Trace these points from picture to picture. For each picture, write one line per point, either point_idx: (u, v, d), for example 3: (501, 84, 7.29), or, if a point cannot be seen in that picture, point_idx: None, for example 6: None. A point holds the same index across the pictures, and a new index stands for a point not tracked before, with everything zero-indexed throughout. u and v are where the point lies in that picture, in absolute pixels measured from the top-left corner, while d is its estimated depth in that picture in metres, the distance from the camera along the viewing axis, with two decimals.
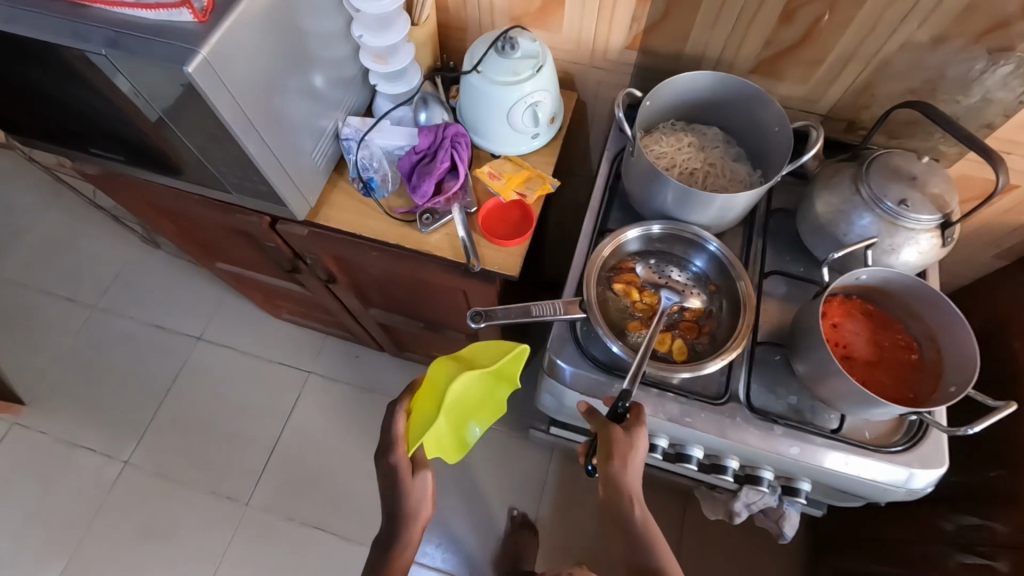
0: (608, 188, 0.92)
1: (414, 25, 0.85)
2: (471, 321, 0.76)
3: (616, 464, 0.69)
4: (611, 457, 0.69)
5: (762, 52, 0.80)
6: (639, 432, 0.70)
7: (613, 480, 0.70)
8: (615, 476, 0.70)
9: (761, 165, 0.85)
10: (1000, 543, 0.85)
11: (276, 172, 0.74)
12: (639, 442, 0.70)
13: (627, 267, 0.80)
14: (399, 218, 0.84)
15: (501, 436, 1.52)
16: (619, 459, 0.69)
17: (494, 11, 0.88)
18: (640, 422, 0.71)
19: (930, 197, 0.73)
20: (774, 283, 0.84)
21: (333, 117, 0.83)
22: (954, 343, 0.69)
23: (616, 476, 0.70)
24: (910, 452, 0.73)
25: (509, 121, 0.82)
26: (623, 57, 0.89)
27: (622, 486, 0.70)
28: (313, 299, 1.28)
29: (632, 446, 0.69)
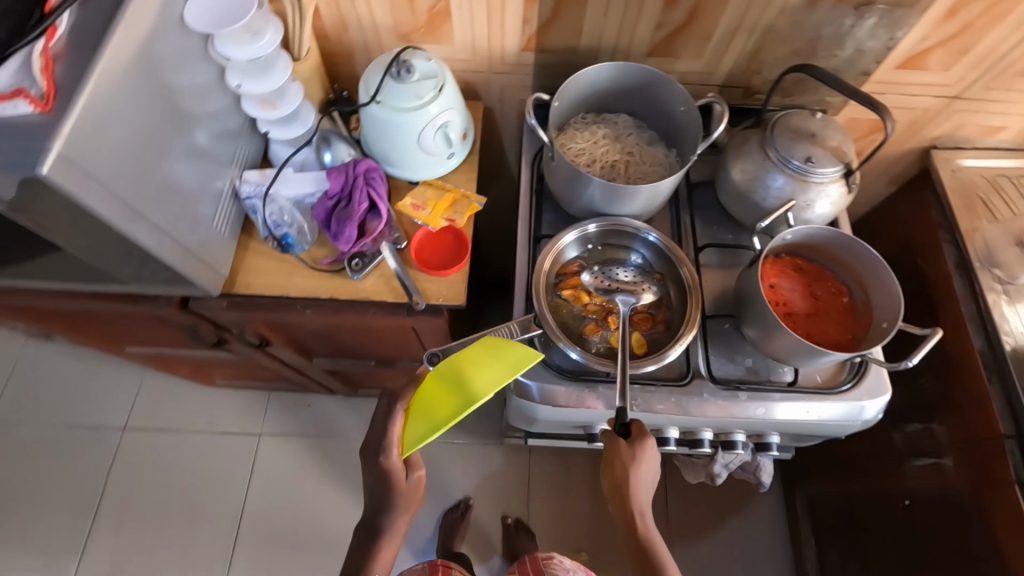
0: (535, 193, 0.90)
1: (296, 60, 0.78)
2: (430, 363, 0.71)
3: (619, 474, 0.72)
4: (614, 469, 0.72)
5: (655, 34, 0.81)
6: (645, 446, 0.71)
7: (617, 487, 0.73)
8: (619, 484, 0.72)
9: (675, 144, 0.87)
10: (941, 440, 0.95)
11: (176, 253, 0.66)
12: (643, 456, 0.71)
13: (571, 271, 0.81)
14: (325, 269, 0.79)
15: (476, 449, 1.49)
16: (623, 471, 0.71)
17: (378, 31, 0.82)
18: (646, 436, 0.71)
19: (830, 150, 0.78)
20: (709, 255, 0.87)
21: (228, 177, 0.75)
22: (878, 282, 0.75)
23: (619, 483, 0.72)
24: (859, 386, 0.77)
25: (420, 146, 0.78)
26: (521, 58, 0.87)
27: (625, 492, 0.72)
28: (247, 362, 1.18)
29: (635, 459, 0.71)
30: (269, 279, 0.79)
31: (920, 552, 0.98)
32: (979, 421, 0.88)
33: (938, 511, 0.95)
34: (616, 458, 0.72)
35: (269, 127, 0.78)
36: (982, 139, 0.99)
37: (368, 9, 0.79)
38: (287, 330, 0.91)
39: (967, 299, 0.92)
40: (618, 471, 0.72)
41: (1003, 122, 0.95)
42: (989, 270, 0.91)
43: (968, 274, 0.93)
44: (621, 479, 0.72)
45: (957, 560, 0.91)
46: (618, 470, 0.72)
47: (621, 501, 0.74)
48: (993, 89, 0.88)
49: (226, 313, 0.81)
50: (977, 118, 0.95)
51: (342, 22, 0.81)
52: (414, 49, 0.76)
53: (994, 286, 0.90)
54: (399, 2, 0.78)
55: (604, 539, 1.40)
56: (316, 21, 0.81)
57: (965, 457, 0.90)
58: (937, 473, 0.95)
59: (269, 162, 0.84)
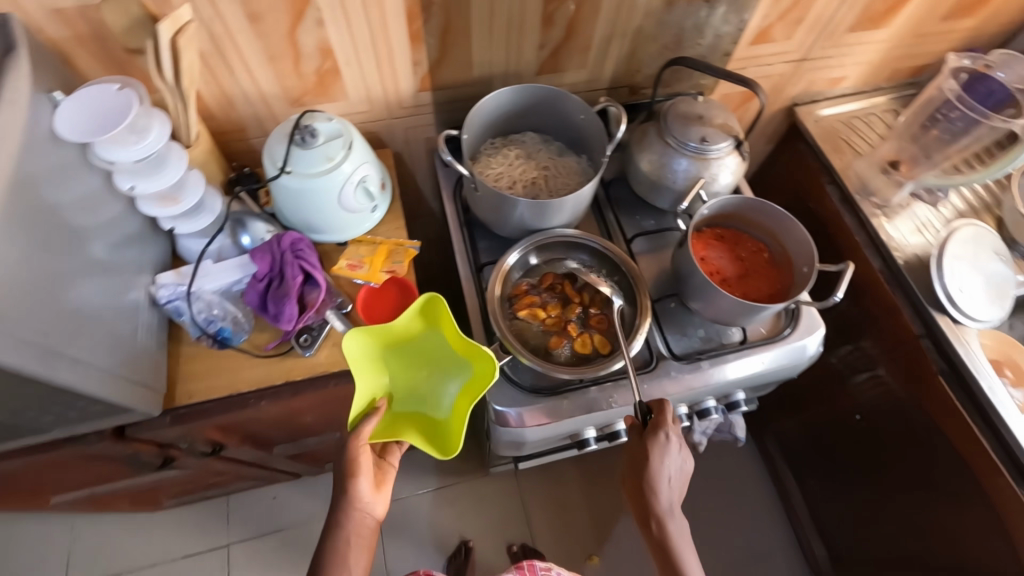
0: (464, 225, 0.91)
1: (187, 147, 0.74)
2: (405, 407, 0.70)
3: (638, 462, 0.73)
4: (634, 455, 0.73)
5: (540, 54, 0.86)
6: (664, 434, 0.71)
7: (638, 477, 0.74)
8: (639, 474, 0.73)
9: (583, 150, 0.92)
10: (871, 354, 1.06)
11: (103, 382, 0.59)
12: (662, 447, 0.71)
13: (522, 289, 0.83)
14: (273, 353, 0.75)
15: (463, 487, 1.46)
16: (643, 462, 0.72)
17: (268, 101, 0.80)
18: (666, 424, 0.72)
19: (719, 127, 0.85)
20: (639, 243, 0.92)
21: (142, 285, 0.70)
22: (789, 235, 0.83)
23: (639, 473, 0.73)
24: (798, 328, 0.85)
25: (341, 206, 0.77)
26: (419, 99, 0.88)
27: (645, 484, 0.73)
28: (198, 474, 1.07)
29: (654, 450, 0.71)
30: (213, 381, 0.73)
31: (883, 456, 1.09)
32: (896, 330, 0.99)
33: (885, 415, 1.06)
34: (637, 442, 0.73)
35: (174, 222, 0.73)
36: (830, 90, 1.14)
37: (252, 82, 0.76)
38: (241, 428, 0.84)
39: (857, 227, 1.05)
40: (637, 459, 0.73)
41: (843, 72, 1.09)
42: (868, 199, 1.03)
43: (852, 206, 1.06)
44: (641, 468, 0.73)
45: (914, 454, 1.01)
46: (636, 455, 0.73)
47: (638, 491, 0.74)
48: (829, 47, 1.02)
49: (172, 430, 0.74)
50: (823, 73, 1.08)
51: (227, 100, 0.78)
52: (313, 112, 0.74)
53: (875, 211, 1.02)
54: (284, 69, 0.76)
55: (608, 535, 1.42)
56: (198, 103, 0.77)
57: (893, 361, 1.01)
58: (876, 383, 1.06)
59: (181, 257, 0.79)
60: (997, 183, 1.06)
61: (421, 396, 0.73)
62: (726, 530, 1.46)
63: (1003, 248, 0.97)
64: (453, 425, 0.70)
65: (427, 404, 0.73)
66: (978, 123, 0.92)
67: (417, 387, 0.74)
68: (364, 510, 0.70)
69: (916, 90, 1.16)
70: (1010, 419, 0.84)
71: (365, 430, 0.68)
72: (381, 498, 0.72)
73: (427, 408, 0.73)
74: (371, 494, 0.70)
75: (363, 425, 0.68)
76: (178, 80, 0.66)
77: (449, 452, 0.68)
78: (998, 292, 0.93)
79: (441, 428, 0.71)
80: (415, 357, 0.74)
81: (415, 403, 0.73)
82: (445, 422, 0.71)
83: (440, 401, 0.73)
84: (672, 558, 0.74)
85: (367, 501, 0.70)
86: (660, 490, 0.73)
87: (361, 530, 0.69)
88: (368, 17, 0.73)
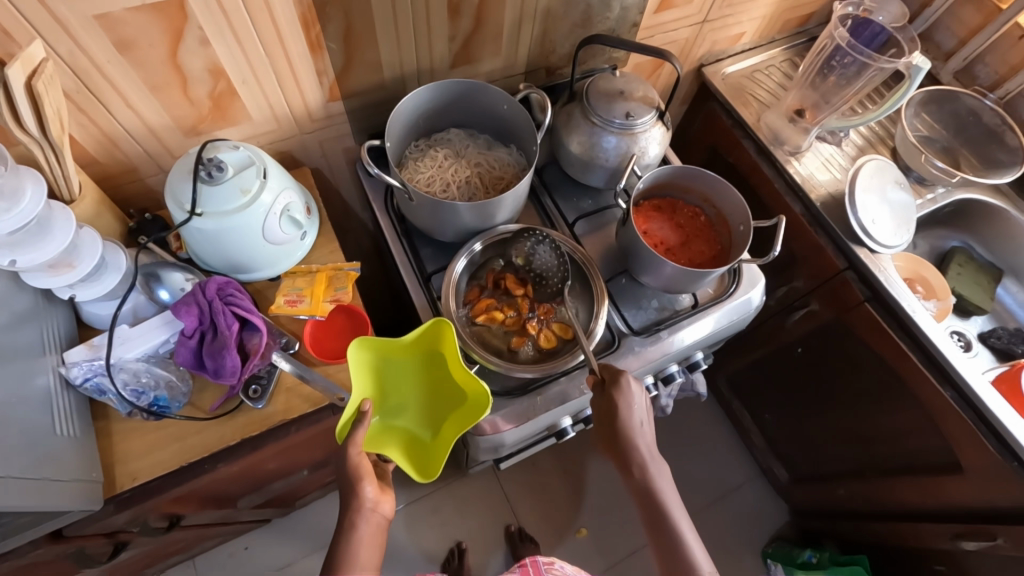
0: (402, 235, 0.87)
1: (71, 203, 0.65)
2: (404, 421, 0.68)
3: (607, 417, 0.73)
4: (605, 412, 0.73)
5: (451, 47, 0.82)
6: (624, 385, 0.72)
7: (610, 428, 0.75)
8: (612, 427, 0.74)
9: (511, 141, 0.90)
10: (803, 291, 1.13)
11: (28, 490, 0.52)
12: (627, 395, 0.72)
13: (475, 296, 0.80)
14: (220, 412, 0.69)
15: (443, 492, 1.44)
16: (613, 416, 0.73)
17: (159, 135, 0.71)
18: (623, 374, 0.73)
19: (641, 99, 0.85)
20: (582, 225, 0.92)
21: (49, 368, 0.60)
22: (720, 196, 0.86)
23: (611, 426, 0.74)
24: (742, 283, 0.89)
25: (267, 240, 0.70)
26: (330, 109, 0.82)
27: (619, 432, 0.74)
28: (155, 550, 0.97)
29: (618, 401, 0.72)
30: (157, 456, 0.66)
31: (827, 381, 1.18)
32: (823, 266, 1.06)
33: (823, 345, 1.14)
34: (602, 401, 0.73)
35: (73, 289, 0.64)
36: (731, 47, 1.18)
37: (136, 116, 0.68)
38: (198, 495, 0.77)
39: (776, 175, 1.10)
40: (606, 416, 0.74)
41: (741, 28, 1.13)
42: (782, 149, 1.09)
43: (768, 156, 1.11)
44: (613, 421, 0.73)
45: (853, 376, 1.10)
46: (604, 414, 0.74)
47: (615, 442, 0.76)
48: (726, 8, 1.04)
49: (119, 518, 0.66)
50: (723, 32, 1.12)
51: (109, 140, 0.69)
52: (215, 142, 0.68)
53: (789, 159, 1.08)
54: (170, 98, 0.68)
55: (592, 505, 1.46)
56: (73, 149, 0.67)
57: (822, 294, 1.09)
58: (811, 318, 1.14)
59: (90, 324, 0.70)
60: (887, 117, 1.15)
61: (408, 411, 0.69)
62: (696, 475, 1.54)
63: (901, 176, 1.06)
64: (437, 449, 0.66)
65: (414, 422, 0.68)
66: (867, 64, 0.98)
67: (409, 401, 0.69)
68: (371, 510, 0.68)
69: (806, 38, 1.23)
70: (932, 332, 0.93)
71: (356, 438, 0.64)
72: (388, 497, 0.70)
73: (414, 427, 0.68)
74: (376, 495, 0.68)
75: (355, 433, 0.64)
76: (44, 129, 0.57)
77: (428, 476, 0.64)
78: (904, 218, 1.01)
79: (423, 451, 0.66)
80: (415, 372, 0.70)
81: (402, 418, 0.69)
82: (430, 443, 0.67)
83: (430, 421, 0.68)
84: (655, 500, 0.76)
85: (373, 502, 0.68)
86: (634, 433, 0.74)
87: (371, 530, 0.68)
88: (259, 29, 0.66)
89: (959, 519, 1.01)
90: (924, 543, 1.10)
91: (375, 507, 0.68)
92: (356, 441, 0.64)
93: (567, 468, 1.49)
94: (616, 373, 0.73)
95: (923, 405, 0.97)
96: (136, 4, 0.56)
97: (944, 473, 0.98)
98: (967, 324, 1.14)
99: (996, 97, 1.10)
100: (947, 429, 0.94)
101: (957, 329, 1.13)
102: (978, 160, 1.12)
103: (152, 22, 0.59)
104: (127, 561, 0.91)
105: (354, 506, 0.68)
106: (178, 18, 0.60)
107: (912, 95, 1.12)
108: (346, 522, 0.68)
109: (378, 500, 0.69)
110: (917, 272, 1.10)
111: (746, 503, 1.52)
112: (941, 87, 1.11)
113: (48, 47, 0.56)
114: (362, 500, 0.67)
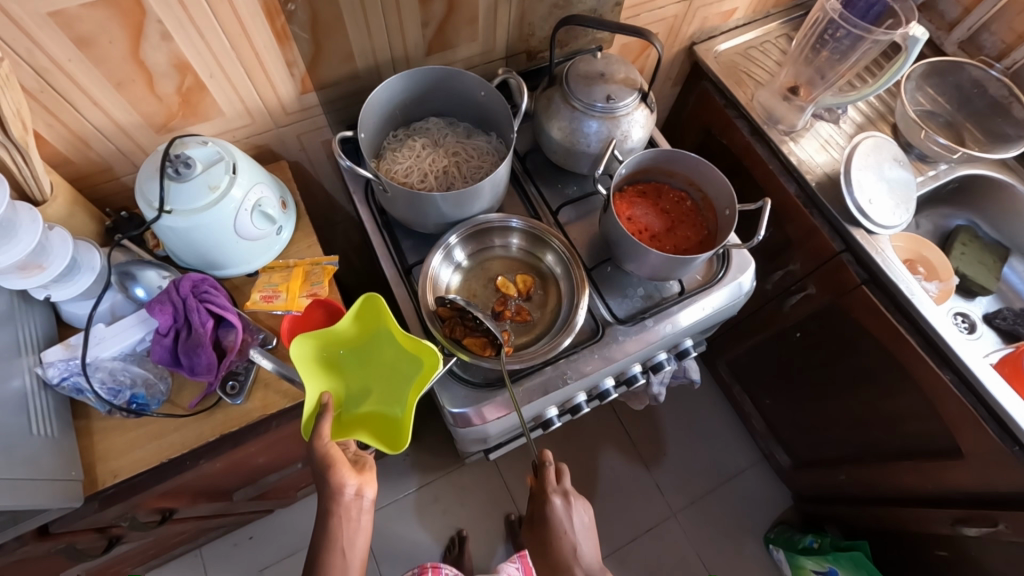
0: (383, 227, 0.86)
1: (43, 204, 0.65)
2: (373, 406, 0.66)
3: (544, 535, 0.75)
4: (536, 526, 0.75)
5: (425, 34, 0.80)
6: (557, 497, 0.74)
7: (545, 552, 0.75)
8: (545, 542, 0.75)
9: (490, 127, 0.88)
10: (799, 275, 1.10)
11: (5, 491, 0.52)
12: (555, 525, 0.73)
13: (446, 312, 0.76)
14: (199, 408, 0.69)
15: (442, 481, 1.45)
16: (549, 530, 0.74)
17: (129, 133, 0.71)
18: (557, 491, 0.75)
19: (622, 82, 0.82)
20: (567, 214, 0.90)
21: (25, 370, 0.61)
22: (705, 179, 0.83)
23: (546, 542, 0.75)
24: (730, 269, 0.86)
25: (241, 237, 0.70)
26: (305, 102, 0.81)
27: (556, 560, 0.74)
28: (156, 543, 0.99)
29: (549, 517, 0.74)
30: (138, 453, 0.67)
31: (825, 365, 1.15)
32: (819, 250, 1.03)
33: (820, 331, 1.12)
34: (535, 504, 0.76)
35: (48, 290, 0.65)
36: (725, 23, 1.14)
37: (104, 114, 0.67)
38: (187, 490, 0.78)
39: (770, 156, 1.07)
40: (539, 528, 0.75)
41: (734, 4, 1.09)
42: (776, 129, 1.05)
43: (762, 137, 1.08)
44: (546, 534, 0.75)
45: (851, 361, 1.08)
46: (536, 523, 0.75)
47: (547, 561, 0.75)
48: None
49: (106, 514, 0.67)
50: (715, 8, 1.08)
51: (80, 140, 0.68)
52: (183, 138, 0.68)
53: (784, 139, 1.04)
54: (137, 94, 0.67)
55: (592, 492, 1.46)
56: (43, 150, 0.67)
57: (818, 278, 1.06)
58: (806, 303, 1.11)
59: (69, 323, 0.70)
60: (888, 91, 1.11)
61: (372, 395, 0.67)
62: (694, 460, 1.53)
63: (900, 152, 1.02)
64: (406, 419, 0.63)
65: (379, 403, 0.66)
66: (863, 38, 0.93)
67: (370, 387, 0.67)
68: (352, 497, 0.68)
69: (803, 12, 1.19)
70: (929, 314, 0.90)
71: (322, 429, 0.63)
72: (369, 482, 0.70)
73: (381, 408, 0.66)
74: (356, 482, 0.68)
75: (319, 425, 0.63)
76: (6, 131, 0.57)
77: (399, 446, 0.62)
78: (902, 197, 0.98)
79: (394, 426, 0.64)
80: (367, 357, 0.69)
81: (369, 404, 0.67)
82: (399, 418, 0.64)
83: (394, 398, 0.66)
84: None
85: (354, 488, 0.68)
86: (570, 551, 0.74)
87: (352, 515, 0.69)
88: (220, 21, 0.64)
89: (960, 504, 0.99)
90: (924, 529, 1.08)
91: (357, 493, 0.69)
92: (322, 433, 0.63)
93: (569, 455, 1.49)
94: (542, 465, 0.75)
95: (921, 389, 0.94)
96: (90, 1, 0.55)
97: (943, 458, 0.96)
98: (972, 305, 1.11)
99: (1002, 68, 1.05)
100: (947, 414, 0.92)
101: (960, 311, 1.10)
102: (982, 134, 1.08)
103: (109, 18, 0.58)
104: (127, 553, 0.93)
105: (333, 500, 0.68)
106: (136, 13, 0.59)
107: (913, 68, 1.07)
108: (327, 517, 0.68)
109: (360, 485, 0.69)
110: (917, 253, 1.07)
111: (748, 488, 1.51)
112: (945, 59, 1.06)
113: (4, 46, 0.55)
114: (341, 491, 0.67)
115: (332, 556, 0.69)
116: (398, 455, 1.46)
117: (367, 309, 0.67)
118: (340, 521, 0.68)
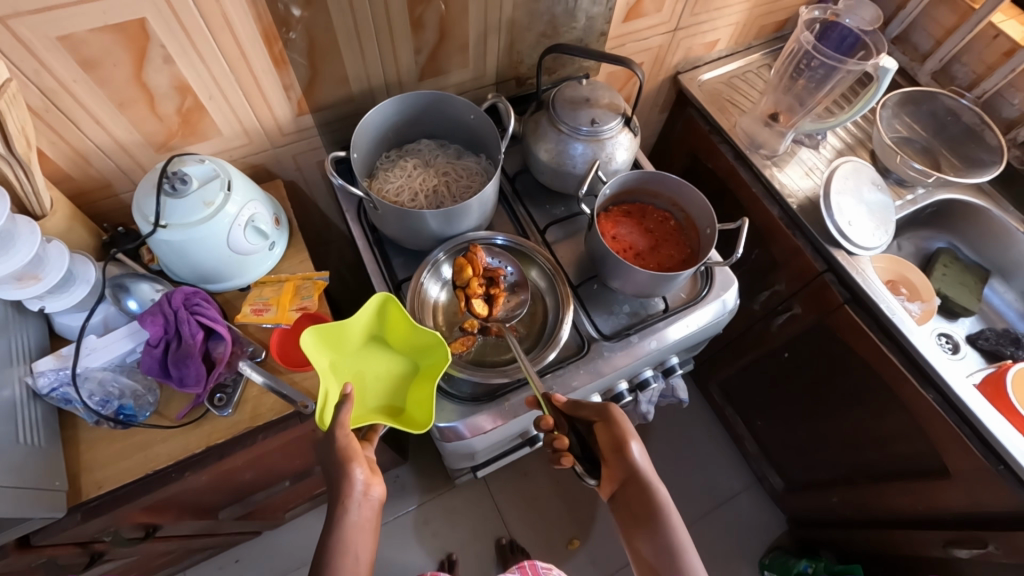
0: (374, 244, 0.88)
1: (42, 218, 0.67)
2: (388, 404, 0.71)
3: (608, 437, 0.71)
4: (600, 429, 0.72)
5: (417, 61, 0.84)
6: (631, 443, 0.70)
7: (610, 449, 0.71)
8: (627, 489, 0.72)
9: (479, 148, 0.91)
10: (785, 296, 1.12)
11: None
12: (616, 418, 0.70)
13: (477, 257, 0.80)
14: (187, 421, 0.70)
15: (433, 503, 1.43)
16: (630, 476, 0.71)
17: (129, 151, 0.74)
18: (629, 435, 0.70)
19: (606, 107, 0.85)
20: (554, 233, 0.93)
21: (15, 379, 0.62)
22: (687, 200, 0.86)
23: (610, 444, 0.71)
24: (713, 286, 0.88)
25: (234, 251, 0.72)
26: (301, 124, 0.84)
27: (621, 455, 0.70)
28: (137, 564, 0.98)
29: (597, 413, 0.71)
30: (123, 465, 0.67)
31: (811, 384, 1.16)
32: (802, 270, 1.05)
33: (806, 350, 1.13)
34: (606, 448, 0.72)
35: (42, 301, 0.66)
36: (708, 54, 1.19)
37: (105, 133, 0.70)
38: (171, 505, 0.78)
39: (752, 179, 1.10)
40: (618, 473, 0.72)
41: (715, 36, 1.14)
42: (759, 153, 1.09)
43: (745, 161, 1.11)
44: (629, 480, 0.71)
45: (837, 380, 1.09)
46: (612, 468, 0.72)
47: (630, 512, 0.71)
48: (697, 16, 1.05)
49: (89, 527, 0.67)
50: (697, 40, 1.13)
51: (81, 157, 0.71)
52: (181, 156, 0.70)
53: (766, 164, 1.08)
54: (138, 115, 0.70)
55: (584, 514, 1.44)
56: (45, 166, 0.69)
57: (803, 298, 1.07)
58: (791, 323, 1.13)
59: (61, 335, 0.72)
60: (865, 119, 1.15)
61: (388, 390, 0.72)
62: (688, 482, 1.52)
63: (878, 177, 1.05)
64: (416, 408, 0.69)
65: (396, 397, 0.72)
66: (838, 68, 0.97)
67: (386, 383, 0.73)
68: (360, 494, 0.64)
69: (783, 43, 1.24)
70: (912, 333, 0.91)
71: (343, 418, 0.64)
72: (378, 480, 0.66)
73: (398, 400, 0.71)
74: (366, 478, 0.64)
75: (340, 414, 0.64)
76: (9, 147, 0.59)
77: (424, 425, 0.66)
78: (882, 219, 1.00)
79: (402, 416, 0.69)
80: (378, 359, 0.74)
81: (380, 396, 0.72)
82: (420, 402, 0.69)
83: (412, 389, 0.71)
84: (663, 523, 0.69)
85: (363, 484, 0.64)
86: (661, 498, 0.69)
87: (364, 514, 0.64)
88: (221, 46, 0.68)
89: (949, 525, 0.98)
90: (917, 552, 1.07)
91: (365, 490, 0.64)
92: (342, 422, 0.64)
93: (560, 476, 1.48)
94: (605, 410, 0.71)
95: (906, 408, 0.95)
96: (97, 25, 0.59)
97: (932, 479, 0.96)
98: (955, 326, 1.13)
99: (973, 97, 1.09)
100: (933, 433, 0.92)
101: (943, 331, 1.12)
102: (958, 160, 1.11)
103: (115, 42, 0.61)
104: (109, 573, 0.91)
105: None
106: (140, 37, 0.62)
107: (888, 97, 1.12)
108: None
109: (369, 482, 0.64)
110: (900, 274, 1.10)
111: (742, 512, 1.49)
112: (918, 89, 1.11)
113: (13, 68, 0.58)
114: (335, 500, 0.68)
115: (344, 561, 0.62)
116: (389, 476, 1.45)
117: (378, 308, 0.72)
118: (339, 525, 0.62)
